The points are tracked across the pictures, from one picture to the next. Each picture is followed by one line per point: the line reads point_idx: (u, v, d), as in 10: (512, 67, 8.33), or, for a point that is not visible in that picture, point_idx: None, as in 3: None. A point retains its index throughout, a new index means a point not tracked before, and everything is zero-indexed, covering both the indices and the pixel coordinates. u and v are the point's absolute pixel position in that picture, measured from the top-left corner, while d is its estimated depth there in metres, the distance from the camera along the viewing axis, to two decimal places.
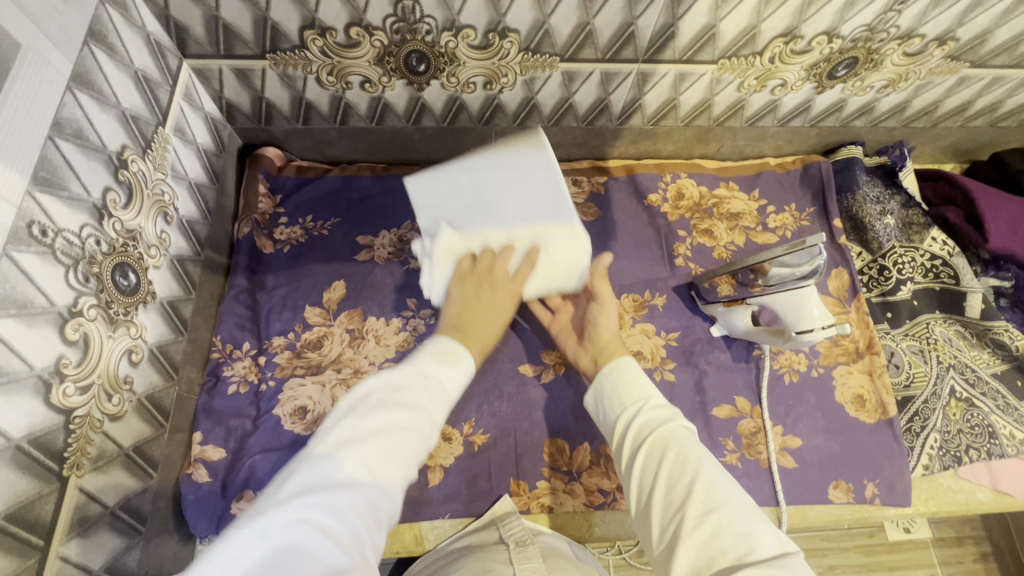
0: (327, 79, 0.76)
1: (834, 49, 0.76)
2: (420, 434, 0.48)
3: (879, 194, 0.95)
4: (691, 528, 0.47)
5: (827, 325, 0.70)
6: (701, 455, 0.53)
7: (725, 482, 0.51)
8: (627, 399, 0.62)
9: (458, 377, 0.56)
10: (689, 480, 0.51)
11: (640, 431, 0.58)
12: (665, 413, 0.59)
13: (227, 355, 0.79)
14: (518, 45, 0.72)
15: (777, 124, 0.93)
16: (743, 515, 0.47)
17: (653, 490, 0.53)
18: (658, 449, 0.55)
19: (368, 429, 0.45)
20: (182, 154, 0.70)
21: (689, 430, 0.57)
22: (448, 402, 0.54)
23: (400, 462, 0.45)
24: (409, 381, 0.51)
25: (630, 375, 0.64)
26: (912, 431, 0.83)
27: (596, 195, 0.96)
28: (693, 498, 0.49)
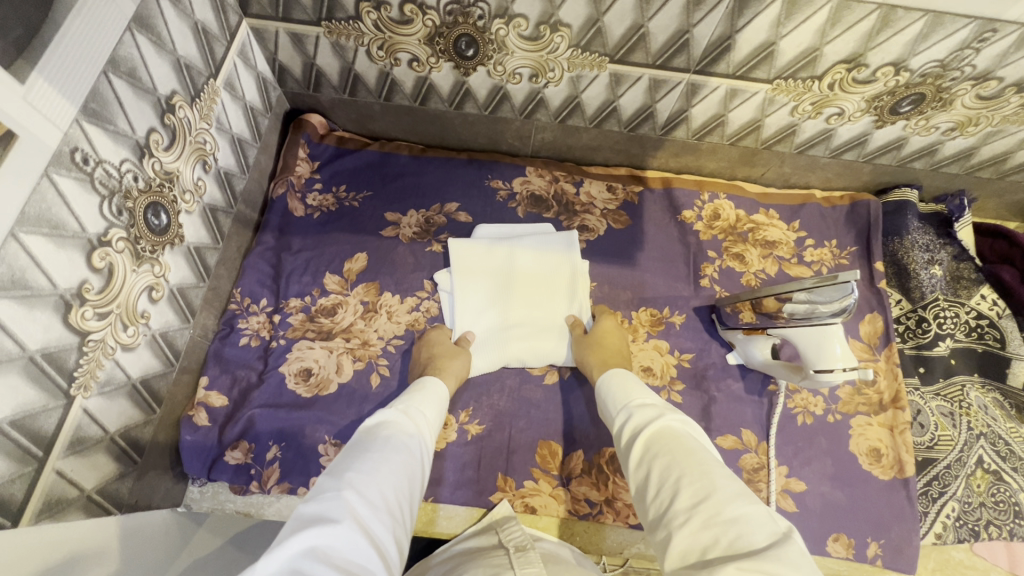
0: (377, 53, 0.77)
1: (900, 82, 0.72)
2: (406, 460, 0.55)
3: (929, 242, 0.90)
4: (681, 521, 0.46)
5: (847, 368, 0.67)
6: (690, 444, 0.52)
7: (716, 468, 0.49)
8: (624, 400, 0.62)
9: (433, 405, 0.65)
10: (678, 471, 0.49)
11: (632, 428, 0.58)
12: (651, 409, 0.58)
13: (244, 308, 0.81)
14: (569, 41, 0.71)
15: (829, 155, 0.88)
16: (737, 500, 0.45)
17: (647, 483, 0.52)
18: (648, 444, 0.54)
19: (360, 460, 0.51)
20: (228, 108, 0.73)
21: (677, 420, 0.56)
22: (432, 434, 0.63)
23: (392, 488, 0.51)
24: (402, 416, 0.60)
25: (620, 382, 0.66)
26: (929, 496, 0.78)
27: (629, 203, 0.94)
28: (683, 491, 0.48)
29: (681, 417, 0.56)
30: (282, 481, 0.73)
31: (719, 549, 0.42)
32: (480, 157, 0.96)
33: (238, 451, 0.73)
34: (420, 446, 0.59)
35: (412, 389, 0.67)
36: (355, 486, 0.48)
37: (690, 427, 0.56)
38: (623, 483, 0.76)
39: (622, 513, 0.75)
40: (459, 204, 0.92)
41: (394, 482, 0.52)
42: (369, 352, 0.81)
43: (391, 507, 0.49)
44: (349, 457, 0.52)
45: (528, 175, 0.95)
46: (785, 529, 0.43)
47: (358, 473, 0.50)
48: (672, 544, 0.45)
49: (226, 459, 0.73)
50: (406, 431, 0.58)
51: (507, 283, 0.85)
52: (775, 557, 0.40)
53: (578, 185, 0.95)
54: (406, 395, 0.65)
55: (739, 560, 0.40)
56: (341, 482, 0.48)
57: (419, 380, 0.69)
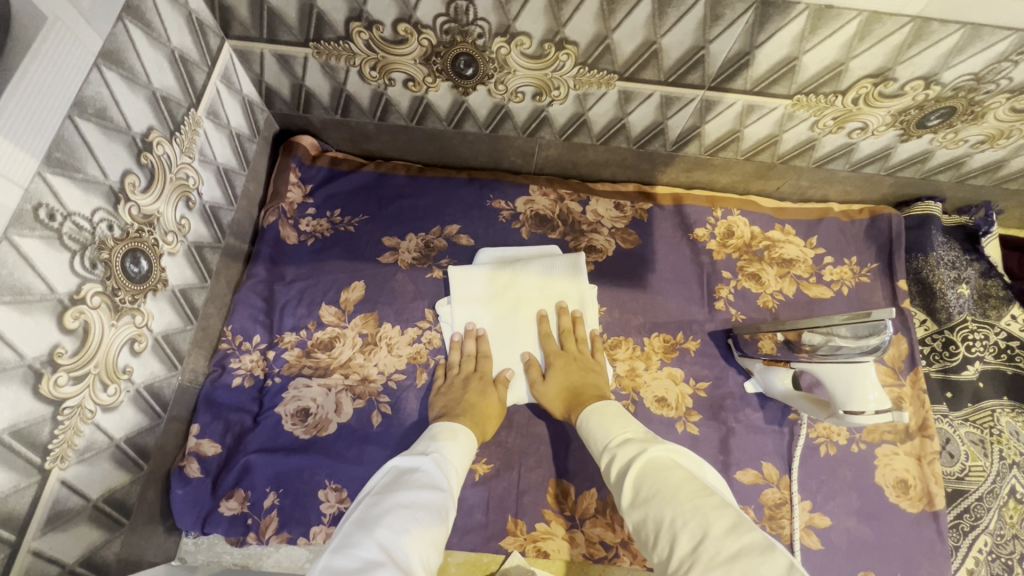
0: (370, 73, 0.72)
1: (930, 96, 0.67)
2: (432, 513, 0.52)
3: (954, 259, 0.85)
4: (682, 566, 0.43)
5: (880, 411, 0.63)
6: (679, 478, 0.50)
7: (711, 499, 0.47)
8: (605, 437, 0.61)
9: (461, 453, 0.62)
10: (672, 509, 0.47)
11: (619, 468, 0.56)
12: (634, 445, 0.57)
13: (235, 347, 0.77)
14: (575, 58, 0.66)
15: (849, 169, 0.84)
16: (736, 533, 0.43)
17: (643, 525, 0.50)
18: (637, 481, 0.52)
19: (383, 515, 0.49)
20: (212, 137, 0.68)
21: (662, 452, 0.54)
22: (459, 476, 0.60)
23: (418, 544, 0.48)
24: (425, 463, 0.58)
25: (599, 417, 0.64)
26: (960, 529, 0.74)
27: (638, 221, 0.90)
28: (681, 531, 0.46)
29: (667, 447, 0.55)
30: (281, 530, 0.69)
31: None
32: (482, 176, 0.91)
33: (234, 500, 0.69)
34: (449, 499, 0.56)
35: (445, 431, 0.64)
36: (379, 543, 0.46)
37: (678, 455, 0.55)
38: None
39: (639, 555, 0.71)
40: (460, 226, 0.88)
41: (420, 538, 0.49)
42: (369, 389, 0.77)
43: (418, 565, 0.46)
44: (371, 511, 0.50)
45: (532, 194, 0.90)
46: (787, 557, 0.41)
47: (381, 528, 0.48)
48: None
49: (221, 511, 0.69)
50: (433, 482, 0.56)
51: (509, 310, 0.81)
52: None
53: (585, 203, 0.91)
54: (432, 438, 0.63)
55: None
56: (364, 539, 0.46)
57: (445, 424, 0.66)
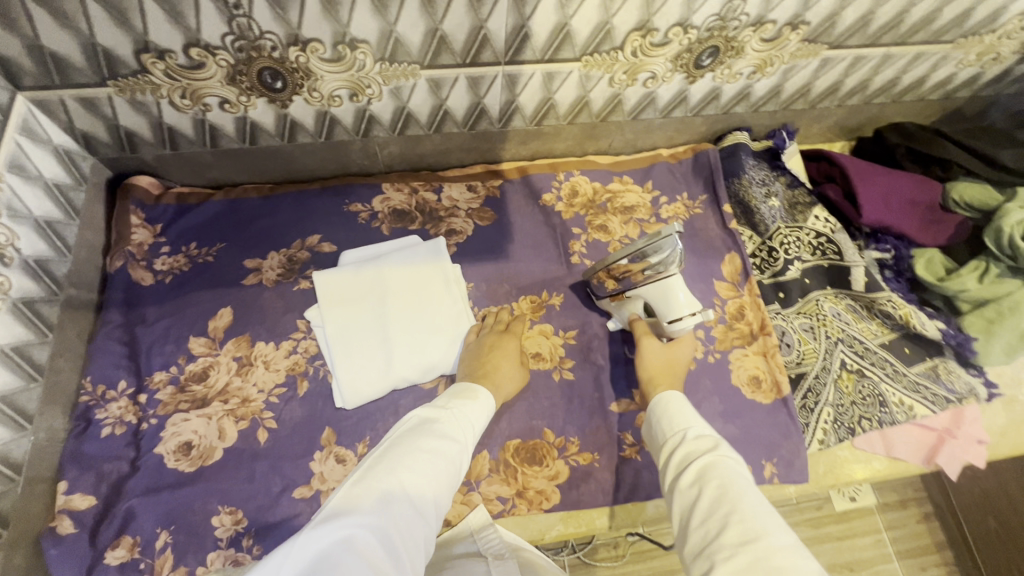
0: (182, 102, 0.74)
1: (692, 39, 0.77)
2: (445, 464, 0.58)
3: (765, 176, 0.96)
4: (726, 553, 0.47)
5: (694, 312, 0.76)
6: (742, 483, 0.53)
7: (770, 511, 0.50)
8: (676, 425, 0.65)
9: (480, 412, 0.68)
10: (728, 504, 0.51)
11: (687, 454, 0.59)
12: (709, 441, 0.60)
13: (99, 397, 0.75)
14: (373, 55, 0.71)
15: (661, 116, 0.94)
16: (790, 551, 0.46)
17: (693, 511, 0.53)
18: (702, 469, 0.56)
19: (405, 455, 0.55)
20: (21, 191, 0.67)
21: (734, 459, 0.57)
22: (474, 433, 0.66)
23: (431, 485, 0.55)
24: (445, 417, 0.63)
25: (673, 406, 0.67)
26: (807, 408, 0.84)
27: (491, 198, 0.96)
28: (730, 523, 0.49)
29: (739, 457, 0.58)
30: (178, 566, 0.69)
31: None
32: (334, 183, 0.94)
33: (121, 548, 0.68)
34: (461, 453, 0.61)
35: (466, 392, 0.69)
36: (397, 479, 0.53)
37: (746, 468, 0.57)
38: (531, 472, 0.78)
39: (535, 500, 0.76)
40: (321, 235, 0.90)
41: (432, 480, 0.55)
42: (251, 408, 0.78)
43: (427, 502, 0.54)
44: (394, 452, 0.56)
45: (386, 192, 0.94)
46: None
47: (402, 468, 0.54)
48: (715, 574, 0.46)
49: (108, 560, 0.67)
50: (450, 435, 0.61)
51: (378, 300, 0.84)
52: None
53: (438, 190, 0.95)
54: (456, 397, 0.68)
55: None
56: (386, 475, 0.53)
57: (466, 385, 0.71)
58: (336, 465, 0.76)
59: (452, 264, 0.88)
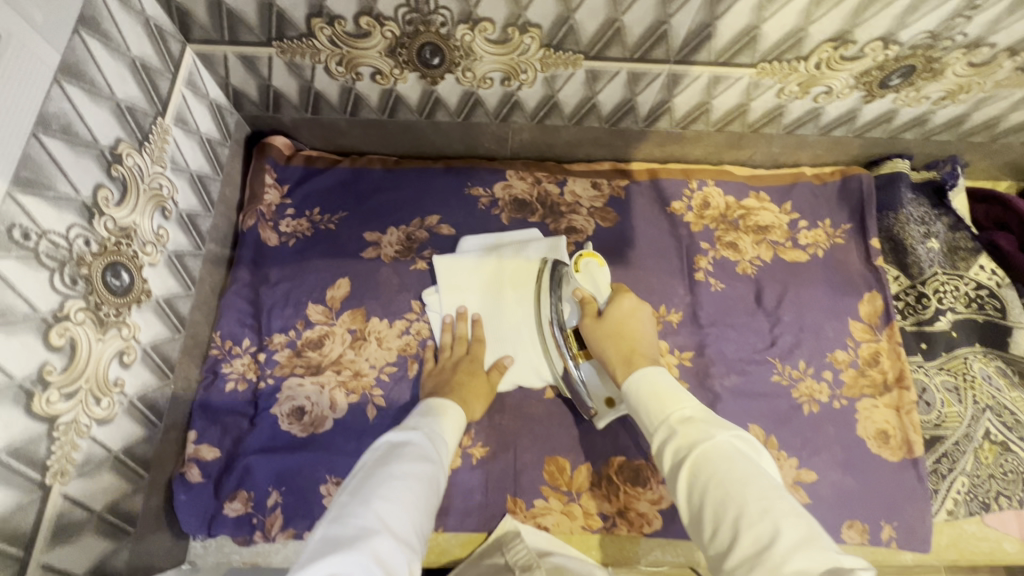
0: (337, 69, 0.72)
1: (889, 56, 0.69)
2: (423, 485, 0.52)
3: (924, 214, 0.88)
4: (742, 571, 0.39)
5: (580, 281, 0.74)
6: (741, 474, 0.43)
7: (770, 502, 0.41)
8: (657, 412, 0.52)
9: (451, 429, 0.63)
10: (735, 508, 0.42)
11: (680, 451, 0.48)
12: (696, 427, 0.48)
13: (226, 352, 0.78)
14: (540, 41, 0.67)
15: (818, 133, 0.86)
16: (803, 546, 0.38)
17: (702, 517, 0.44)
18: (698, 471, 0.46)
19: (380, 485, 0.49)
20: (183, 145, 0.67)
21: (726, 442, 0.46)
22: (446, 451, 0.60)
23: (411, 513, 0.49)
24: (411, 438, 0.57)
25: (649, 385, 0.55)
26: (939, 473, 0.78)
27: (615, 199, 0.91)
28: (741, 533, 0.41)
29: (732, 434, 0.47)
30: (286, 527, 0.71)
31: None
32: (458, 164, 0.91)
33: (238, 501, 0.71)
34: (439, 470, 0.56)
35: (434, 411, 0.65)
36: (375, 511, 0.46)
37: (743, 444, 0.47)
38: (634, 493, 0.76)
39: (635, 523, 0.74)
40: (441, 216, 0.88)
41: (414, 508, 0.49)
42: (362, 383, 0.78)
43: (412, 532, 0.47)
44: (367, 482, 0.50)
45: (509, 179, 0.91)
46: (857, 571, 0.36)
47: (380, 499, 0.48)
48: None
49: (226, 512, 0.70)
50: (425, 455, 0.56)
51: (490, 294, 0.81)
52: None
53: (562, 184, 0.91)
54: (421, 417, 0.63)
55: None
56: (360, 509, 0.46)
57: (435, 402, 0.67)
58: None
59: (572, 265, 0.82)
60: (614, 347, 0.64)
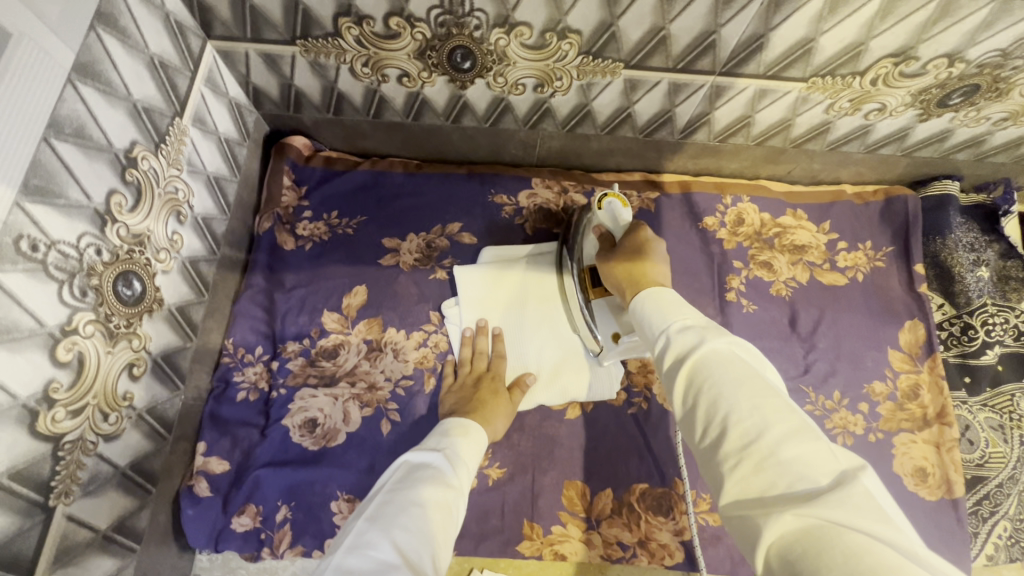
0: (362, 70, 0.69)
1: (953, 74, 0.64)
2: (443, 512, 0.47)
3: (972, 241, 0.83)
4: (729, 464, 0.36)
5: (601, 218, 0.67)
6: (739, 374, 0.39)
7: (765, 401, 0.38)
8: (660, 322, 0.48)
9: (476, 452, 0.58)
10: (725, 405, 0.38)
11: (675, 354, 0.44)
12: (694, 332, 0.44)
13: (238, 359, 0.75)
14: (579, 47, 0.63)
15: (864, 150, 0.81)
16: (795, 441, 0.35)
17: (691, 414, 0.41)
18: (691, 372, 0.42)
19: (398, 514, 0.45)
20: (200, 145, 0.65)
21: (724, 346, 0.42)
22: (469, 471, 0.56)
23: (432, 545, 0.44)
24: (429, 460, 0.53)
25: (658, 301, 0.50)
26: (980, 516, 0.74)
27: (645, 212, 0.87)
28: (729, 431, 0.37)
29: (730, 338, 0.43)
30: (295, 544, 0.68)
31: (779, 494, 0.33)
32: (482, 170, 0.88)
33: (247, 515, 0.68)
34: (460, 498, 0.51)
35: (455, 429, 0.60)
36: (392, 540, 0.42)
37: (744, 349, 0.43)
38: (656, 522, 0.73)
39: (657, 554, 0.71)
40: (462, 224, 0.85)
41: (435, 538, 0.44)
42: (377, 396, 0.75)
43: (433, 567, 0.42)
44: (385, 508, 0.46)
45: (535, 187, 0.87)
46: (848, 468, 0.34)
47: (400, 527, 0.43)
48: (730, 489, 0.36)
49: (234, 528, 0.68)
50: (446, 480, 0.51)
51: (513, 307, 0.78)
52: (866, 517, 0.30)
53: (589, 194, 0.87)
54: (442, 435, 0.59)
55: (808, 524, 0.31)
56: (377, 537, 0.42)
57: (459, 421, 0.62)
58: None
59: None
60: (623, 276, 0.60)
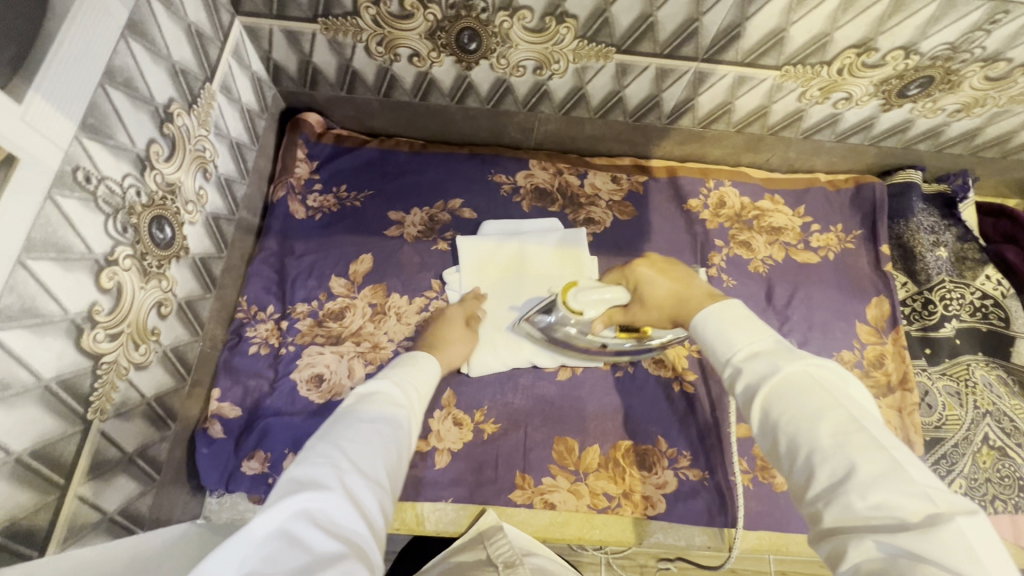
0: (377, 49, 0.75)
1: (909, 65, 0.71)
2: (396, 428, 0.49)
3: (933, 224, 0.91)
4: (822, 503, 0.36)
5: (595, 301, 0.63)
6: (821, 405, 0.39)
7: (852, 434, 0.38)
8: (730, 346, 0.46)
9: (427, 375, 0.60)
10: (809, 440, 0.38)
11: (753, 381, 0.43)
12: (764, 360, 0.44)
13: (251, 316, 0.80)
14: (575, 32, 0.69)
15: (835, 139, 0.88)
16: (887, 477, 0.35)
17: (779, 446, 0.41)
18: (770, 402, 0.42)
19: (350, 428, 0.46)
20: (225, 112, 0.70)
21: (799, 370, 0.42)
22: (423, 393, 0.57)
23: (384, 456, 0.46)
24: (383, 383, 0.54)
25: (722, 322, 0.48)
26: (937, 474, 0.79)
27: (634, 194, 0.93)
28: (816, 464, 0.38)
29: (804, 360, 0.42)
30: None
31: (873, 531, 0.34)
32: (483, 151, 0.94)
33: (255, 460, 0.71)
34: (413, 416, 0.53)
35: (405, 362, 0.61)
36: (346, 454, 0.43)
37: (821, 371, 0.42)
38: (639, 475, 0.77)
39: (640, 505, 0.76)
40: (463, 200, 0.90)
41: (388, 452, 0.47)
42: (380, 355, 0.79)
43: (383, 472, 0.45)
44: (338, 428, 0.46)
45: (532, 168, 0.93)
46: (950, 505, 0.33)
47: (353, 442, 0.45)
48: (821, 520, 0.36)
49: (243, 470, 0.71)
50: (398, 401, 0.52)
51: (508, 275, 0.84)
52: (955, 552, 0.31)
53: (583, 176, 0.93)
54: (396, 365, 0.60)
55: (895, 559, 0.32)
56: (327, 449, 0.43)
57: (411, 355, 0.63)
58: (454, 426, 0.78)
59: (588, 257, 0.84)
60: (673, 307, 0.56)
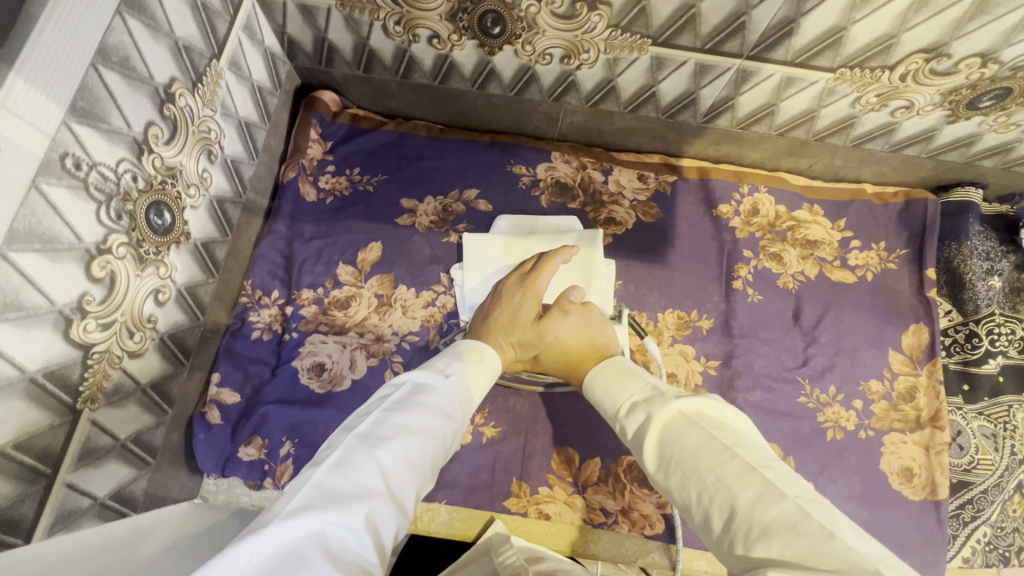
0: (394, 28, 0.70)
1: (985, 75, 0.63)
2: (434, 444, 0.47)
3: (989, 250, 0.83)
4: (727, 548, 0.39)
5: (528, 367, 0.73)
6: (695, 444, 0.44)
7: (727, 466, 0.42)
8: (620, 399, 0.55)
9: (479, 384, 0.56)
10: (696, 484, 0.42)
11: (638, 425, 0.50)
12: (640, 411, 0.51)
13: (255, 301, 0.78)
14: (608, 20, 0.64)
15: (888, 149, 0.80)
16: (761, 504, 0.38)
17: (683, 501, 0.44)
18: (661, 452, 0.47)
19: (393, 436, 0.43)
20: (234, 90, 0.68)
21: (674, 413, 0.48)
22: (469, 405, 0.54)
23: (414, 475, 0.43)
24: (436, 384, 0.51)
25: (610, 374, 0.58)
26: (960, 519, 0.74)
27: (660, 194, 0.87)
28: (710, 504, 0.41)
29: (677, 404, 0.48)
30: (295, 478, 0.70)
31: (777, 560, 0.35)
32: (503, 140, 0.89)
33: (252, 447, 0.71)
34: (455, 429, 0.51)
35: (471, 354, 0.59)
36: (381, 468, 0.40)
37: (693, 407, 0.48)
38: (640, 493, 0.75)
39: (637, 523, 0.74)
40: (480, 190, 0.86)
41: (421, 470, 0.44)
42: (383, 348, 0.77)
43: (408, 497, 0.42)
44: (381, 427, 0.44)
45: (554, 161, 0.88)
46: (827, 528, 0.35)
47: (392, 452, 0.42)
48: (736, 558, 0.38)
49: (240, 456, 0.71)
50: (448, 412, 0.50)
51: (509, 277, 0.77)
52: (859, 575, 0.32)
53: (607, 172, 0.88)
54: (457, 361, 0.57)
55: None
56: (365, 457, 0.41)
57: (473, 345, 0.61)
58: None
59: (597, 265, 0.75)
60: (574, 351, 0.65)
